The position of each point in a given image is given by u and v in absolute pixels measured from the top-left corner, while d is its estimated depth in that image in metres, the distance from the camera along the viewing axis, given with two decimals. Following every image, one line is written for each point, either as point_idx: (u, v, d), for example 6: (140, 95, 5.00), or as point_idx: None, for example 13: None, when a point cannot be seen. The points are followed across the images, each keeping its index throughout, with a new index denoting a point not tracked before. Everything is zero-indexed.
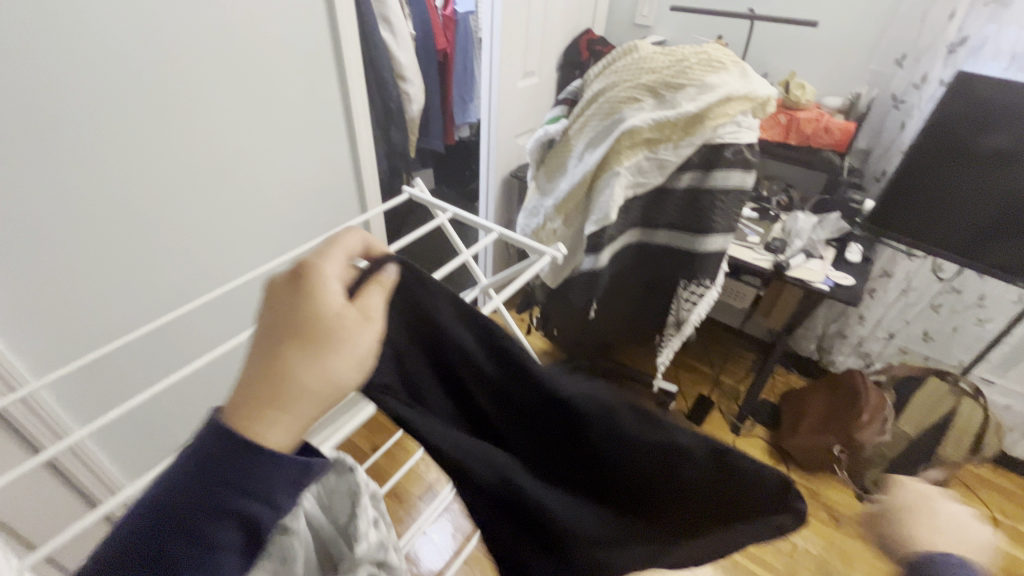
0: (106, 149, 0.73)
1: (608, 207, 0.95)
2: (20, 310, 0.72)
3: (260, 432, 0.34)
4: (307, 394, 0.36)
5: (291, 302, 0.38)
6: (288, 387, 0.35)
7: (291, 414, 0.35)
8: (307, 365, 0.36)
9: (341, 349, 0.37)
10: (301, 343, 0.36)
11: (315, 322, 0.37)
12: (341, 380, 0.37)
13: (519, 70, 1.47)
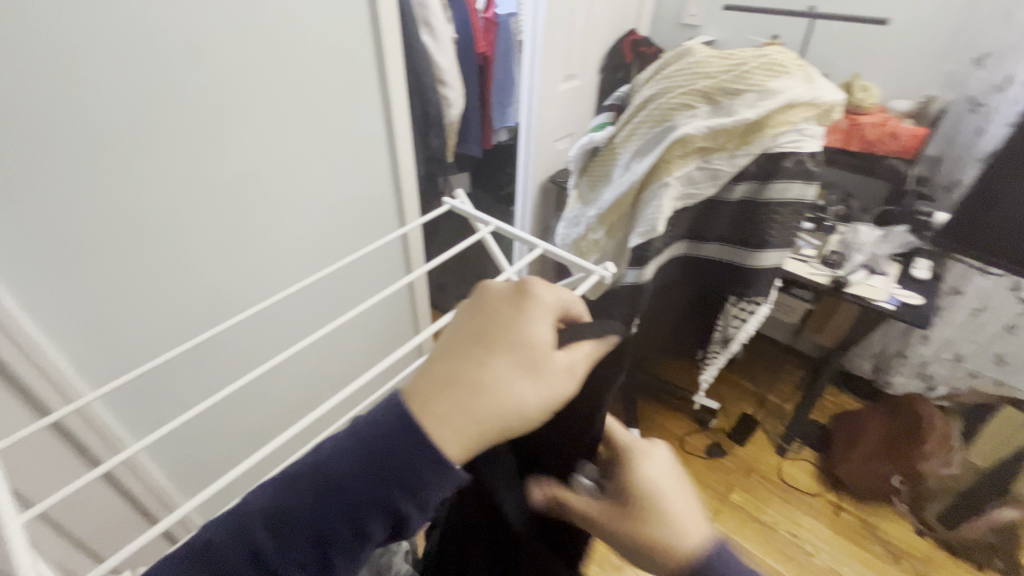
0: (155, 159, 0.73)
1: (655, 219, 0.90)
2: (72, 317, 0.73)
3: (437, 424, 0.35)
4: (493, 411, 0.37)
5: (511, 319, 0.42)
6: (479, 398, 0.37)
7: (469, 423, 0.36)
8: (500, 380, 0.38)
9: (536, 382, 0.38)
10: (506, 360, 0.39)
11: (524, 345, 0.40)
12: (522, 409, 0.38)
13: (560, 73, 1.43)
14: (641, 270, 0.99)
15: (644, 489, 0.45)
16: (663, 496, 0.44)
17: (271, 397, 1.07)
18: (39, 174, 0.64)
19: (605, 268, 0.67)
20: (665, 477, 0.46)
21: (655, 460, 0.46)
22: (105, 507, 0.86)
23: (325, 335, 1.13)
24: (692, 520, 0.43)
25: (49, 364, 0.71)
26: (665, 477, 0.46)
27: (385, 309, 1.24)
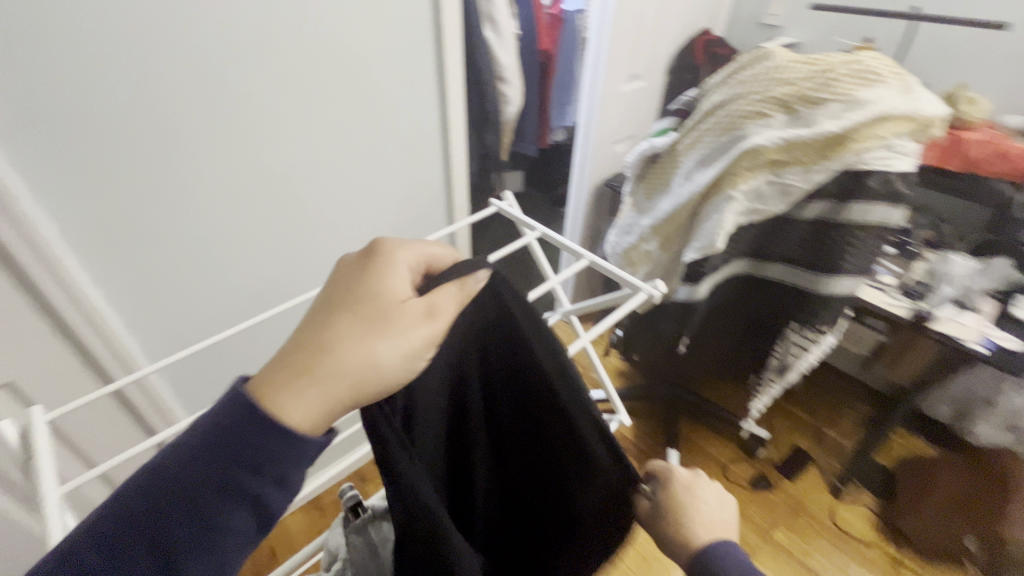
0: (217, 145, 0.76)
1: (715, 235, 0.84)
2: (137, 292, 0.78)
3: (283, 405, 0.34)
4: (343, 378, 0.36)
5: (357, 280, 0.40)
6: (325, 364, 0.36)
7: (320, 392, 0.35)
8: (346, 346, 0.36)
9: (391, 337, 0.37)
10: (359, 322, 0.37)
11: (375, 303, 0.38)
12: (381, 369, 0.37)
13: (624, 73, 1.38)
14: (694, 286, 0.93)
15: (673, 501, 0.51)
16: (697, 506, 0.51)
17: None
18: (112, 156, 0.67)
19: (651, 287, 0.62)
20: (711, 496, 0.52)
21: (705, 484, 0.53)
22: None
23: None
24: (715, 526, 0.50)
25: (114, 335, 0.76)
26: (713, 500, 0.52)
27: None
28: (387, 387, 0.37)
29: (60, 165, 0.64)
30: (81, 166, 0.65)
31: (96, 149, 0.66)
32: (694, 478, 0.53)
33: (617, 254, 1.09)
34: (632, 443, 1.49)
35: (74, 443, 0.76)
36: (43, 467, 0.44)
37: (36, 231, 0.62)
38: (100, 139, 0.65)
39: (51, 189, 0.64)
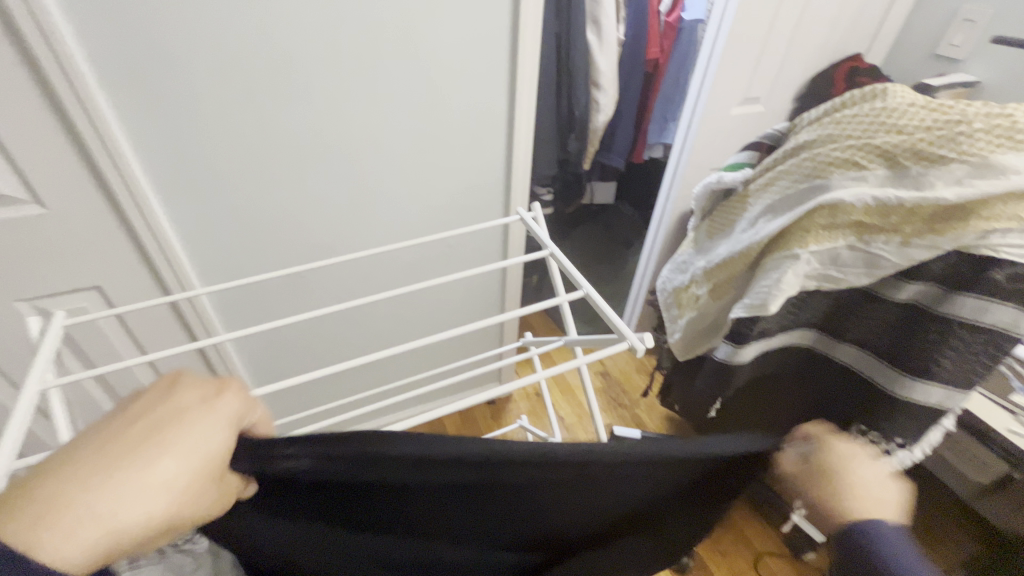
0: (285, 116, 0.81)
1: (768, 296, 0.71)
2: (203, 233, 0.88)
3: (53, 549, 0.26)
4: (94, 513, 0.27)
5: (207, 415, 0.33)
6: (85, 494, 0.27)
7: (56, 534, 0.26)
8: (117, 477, 0.28)
9: (168, 484, 0.29)
10: (153, 451, 0.30)
11: (176, 434, 0.31)
12: (140, 517, 0.28)
13: (738, 95, 1.23)
14: (738, 347, 0.80)
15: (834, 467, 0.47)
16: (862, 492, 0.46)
17: (346, 344, 1.15)
18: (192, 113, 0.76)
19: (637, 338, 0.54)
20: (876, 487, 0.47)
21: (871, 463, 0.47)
22: None
23: (409, 308, 1.16)
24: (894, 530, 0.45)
25: (179, 264, 0.88)
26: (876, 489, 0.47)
27: (473, 301, 1.24)
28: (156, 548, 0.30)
29: (149, 114, 0.73)
30: (167, 118, 0.75)
31: (181, 106, 0.75)
32: (853, 452, 0.48)
33: (666, 291, 0.98)
34: None
35: (134, 335, 0.93)
36: (43, 360, 0.51)
37: (124, 161, 0.74)
38: (185, 97, 0.74)
39: (141, 133, 0.75)
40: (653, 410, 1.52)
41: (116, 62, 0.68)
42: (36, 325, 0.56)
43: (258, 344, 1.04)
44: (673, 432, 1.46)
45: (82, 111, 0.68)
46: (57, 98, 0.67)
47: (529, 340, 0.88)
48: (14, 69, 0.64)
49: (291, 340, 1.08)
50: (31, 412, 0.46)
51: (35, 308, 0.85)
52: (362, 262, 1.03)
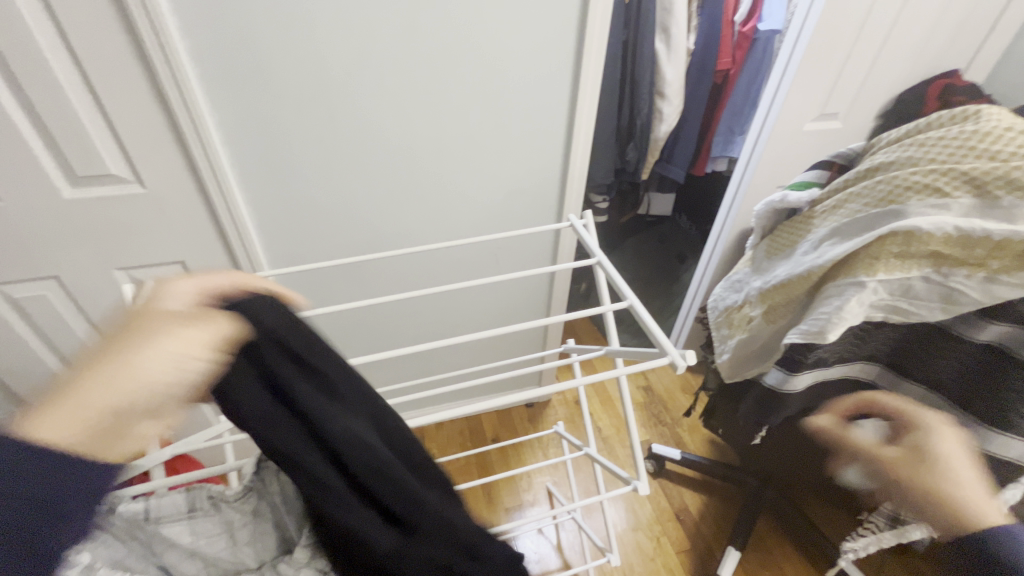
0: (355, 113, 0.86)
1: (827, 323, 0.67)
2: (274, 219, 0.95)
3: (44, 428, 0.27)
4: (99, 388, 0.29)
5: (148, 304, 0.35)
6: (84, 375, 0.29)
7: (51, 417, 0.27)
8: (102, 356, 0.31)
9: (165, 341, 0.31)
10: (125, 333, 0.32)
11: (137, 318, 0.34)
12: (136, 377, 0.30)
13: (813, 110, 1.17)
14: (789, 374, 0.76)
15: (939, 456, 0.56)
16: (946, 450, 0.57)
17: (394, 334, 1.20)
18: (274, 109, 0.82)
19: (679, 355, 0.53)
20: (958, 451, 0.56)
21: (936, 416, 0.61)
22: None
23: (456, 305, 1.19)
24: (977, 489, 0.54)
25: (251, 246, 0.95)
26: (957, 453, 0.56)
27: (519, 303, 1.25)
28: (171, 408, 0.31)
29: (237, 108, 0.80)
30: (252, 112, 0.81)
31: (264, 101, 0.81)
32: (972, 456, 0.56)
33: (717, 310, 0.94)
34: (692, 519, 1.27)
35: None
36: None
37: (213, 149, 0.81)
38: (269, 93, 0.80)
39: (228, 125, 0.82)
40: (695, 432, 1.47)
41: (212, 59, 0.75)
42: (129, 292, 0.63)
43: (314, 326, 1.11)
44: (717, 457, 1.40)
45: (181, 102, 0.76)
46: (162, 89, 0.75)
47: (570, 346, 0.88)
48: (129, 63, 0.72)
49: (343, 325, 1.13)
50: None
51: (129, 276, 0.95)
52: (415, 257, 1.07)
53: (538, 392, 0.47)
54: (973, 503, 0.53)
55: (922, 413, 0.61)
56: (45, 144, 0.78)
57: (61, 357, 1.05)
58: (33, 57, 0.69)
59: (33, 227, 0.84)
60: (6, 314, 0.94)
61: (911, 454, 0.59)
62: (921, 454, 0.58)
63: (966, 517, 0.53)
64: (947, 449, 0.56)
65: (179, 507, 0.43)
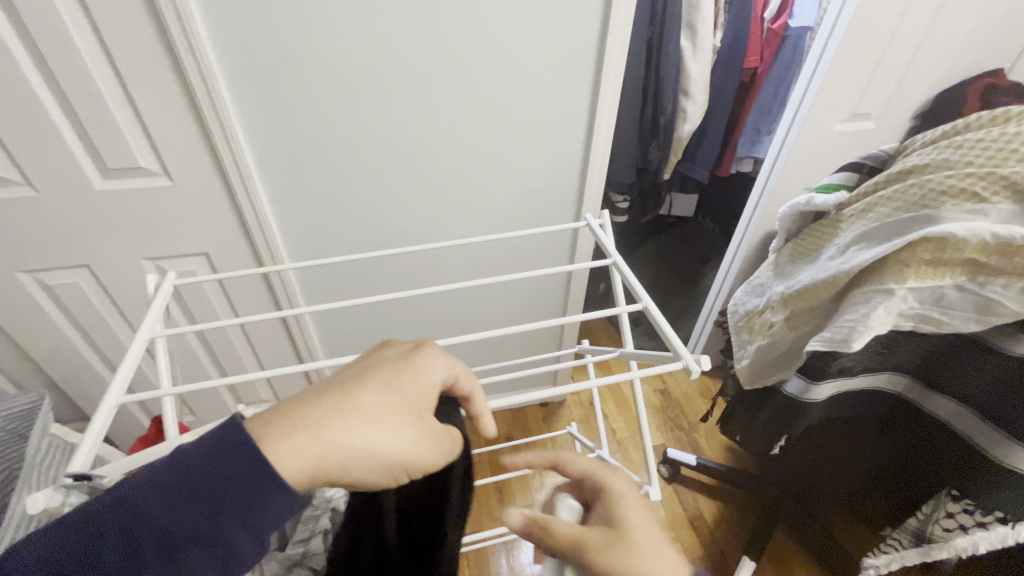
0: (376, 110, 0.86)
1: (852, 331, 0.65)
2: (295, 214, 0.96)
3: (275, 449, 0.32)
4: (336, 449, 0.33)
5: (394, 362, 0.39)
6: (339, 424, 0.33)
7: (286, 442, 0.32)
8: (359, 412, 0.34)
9: (386, 421, 0.35)
10: (382, 402, 0.36)
11: (399, 390, 0.37)
12: (363, 461, 0.34)
13: (845, 110, 1.13)
14: (810, 383, 0.75)
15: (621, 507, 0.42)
16: (635, 519, 0.41)
17: (410, 330, 1.20)
18: (297, 105, 0.83)
19: (693, 360, 0.51)
20: (637, 504, 0.43)
21: (626, 477, 0.45)
22: (280, 346, 1.16)
23: (473, 302, 1.19)
24: (663, 552, 0.39)
25: (272, 239, 0.96)
26: (638, 508, 0.43)
27: (535, 302, 1.24)
28: (359, 481, 0.34)
29: (261, 104, 0.82)
30: (276, 108, 0.82)
31: (288, 97, 0.82)
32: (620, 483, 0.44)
33: (737, 314, 0.92)
34: (706, 526, 1.25)
35: (230, 299, 1.04)
36: (153, 311, 0.60)
37: (237, 144, 0.83)
38: (292, 89, 0.81)
39: (253, 121, 0.83)
40: (712, 438, 1.44)
41: (238, 56, 0.76)
42: (151, 282, 0.65)
43: (332, 320, 1.12)
44: (734, 464, 1.37)
45: (207, 97, 0.77)
46: (189, 84, 0.77)
47: (584, 346, 0.87)
48: (159, 59, 0.74)
49: (360, 319, 1.15)
50: (138, 355, 0.54)
51: (156, 265, 0.98)
52: (432, 253, 1.07)
53: (548, 392, 0.46)
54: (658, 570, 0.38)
55: (615, 475, 0.45)
56: (78, 137, 0.80)
57: (91, 342, 1.09)
58: (70, 53, 0.72)
59: (66, 216, 0.87)
60: (40, 299, 0.98)
61: (606, 536, 0.40)
62: (616, 536, 0.40)
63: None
64: (640, 522, 0.41)
65: None
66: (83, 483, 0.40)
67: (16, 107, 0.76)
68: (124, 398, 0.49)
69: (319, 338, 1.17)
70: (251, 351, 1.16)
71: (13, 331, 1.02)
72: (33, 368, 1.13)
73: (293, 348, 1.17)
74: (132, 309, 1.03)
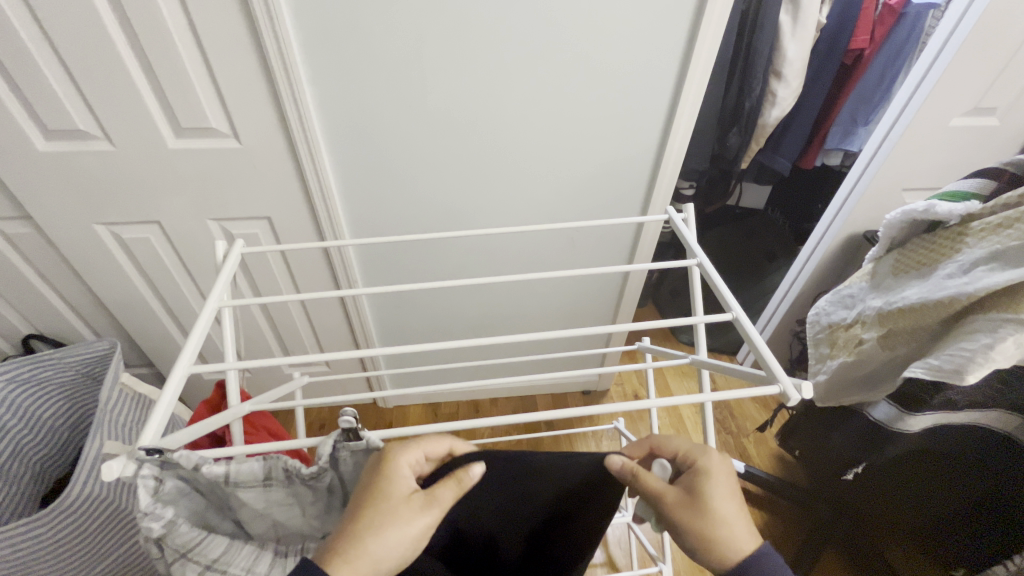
0: (446, 79, 0.81)
1: (966, 360, 0.57)
2: (357, 188, 0.94)
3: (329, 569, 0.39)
4: (369, 562, 0.39)
5: (376, 470, 0.43)
6: (357, 542, 0.40)
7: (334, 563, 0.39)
8: (362, 529, 0.40)
9: (388, 529, 0.40)
10: (373, 511, 0.41)
11: (383, 497, 0.41)
12: (391, 561, 0.40)
13: (967, 103, 0.98)
14: (904, 412, 0.71)
15: (710, 489, 0.42)
16: (720, 496, 0.42)
17: (463, 313, 1.18)
18: (367, 73, 0.79)
19: (793, 386, 0.46)
20: (728, 482, 0.43)
21: (721, 458, 0.44)
22: (333, 320, 1.16)
23: (527, 291, 1.15)
24: (739, 524, 0.41)
25: (333, 210, 0.95)
26: (726, 485, 0.43)
27: (592, 294, 1.19)
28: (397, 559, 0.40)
29: (330, 70, 0.78)
30: (344, 76, 0.79)
31: (358, 65, 0.78)
32: (717, 464, 0.44)
33: (818, 325, 0.83)
34: None
35: (290, 268, 1.05)
36: (222, 280, 0.59)
37: (304, 107, 0.80)
38: (362, 55, 0.77)
39: (322, 87, 0.80)
40: (762, 445, 1.37)
41: (310, 15, 0.72)
42: (222, 248, 0.64)
43: (387, 299, 1.11)
44: (785, 475, 1.30)
45: (279, 58, 0.75)
46: (262, 44, 0.74)
47: (648, 344, 0.82)
48: (235, 18, 0.72)
49: (413, 301, 1.13)
50: (207, 325, 0.54)
51: (221, 228, 0.99)
52: (491, 236, 1.03)
53: (622, 404, 0.43)
54: (731, 532, 0.41)
55: (707, 453, 0.44)
56: (156, 96, 0.81)
57: (159, 296, 1.13)
58: (150, 9, 0.71)
59: (141, 174, 0.89)
60: (115, 252, 1.02)
61: (685, 501, 0.42)
62: (698, 504, 0.42)
63: (722, 546, 0.41)
64: (724, 495, 0.42)
65: (256, 475, 0.43)
66: (156, 457, 0.40)
67: (100, 63, 0.76)
68: (193, 367, 0.49)
69: (372, 315, 1.15)
70: (307, 321, 1.18)
71: (90, 280, 1.06)
72: (107, 317, 1.19)
73: (346, 321, 1.17)
74: (198, 268, 1.06)
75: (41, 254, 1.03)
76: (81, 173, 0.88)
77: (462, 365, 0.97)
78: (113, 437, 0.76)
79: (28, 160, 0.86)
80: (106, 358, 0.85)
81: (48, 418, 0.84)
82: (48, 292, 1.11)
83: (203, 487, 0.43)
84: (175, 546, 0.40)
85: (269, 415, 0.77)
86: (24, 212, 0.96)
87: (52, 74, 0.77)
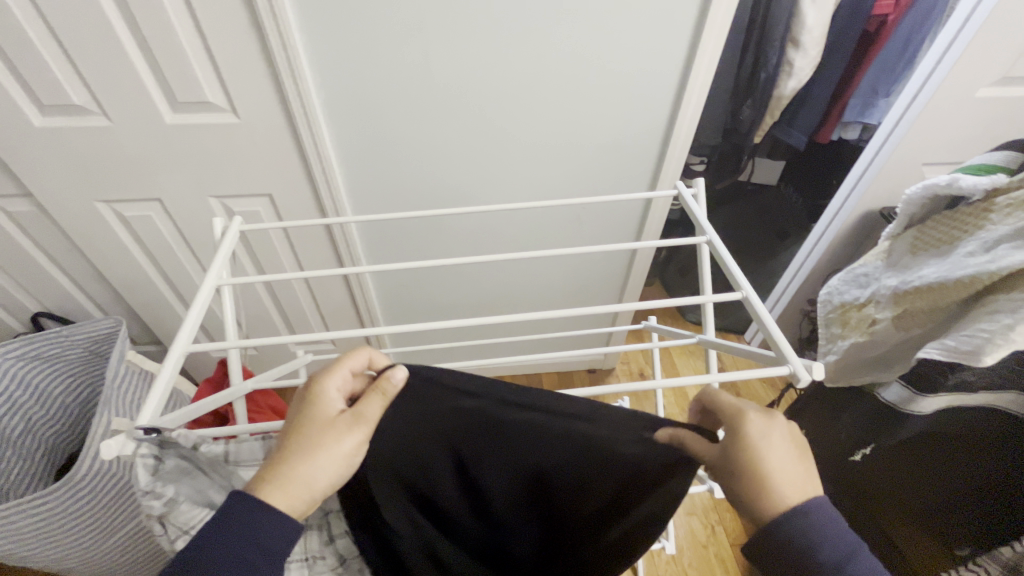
0: (448, 48, 0.78)
1: (984, 342, 0.55)
2: (359, 163, 0.92)
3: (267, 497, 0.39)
4: (303, 483, 0.40)
5: (300, 409, 0.43)
6: (285, 469, 0.40)
7: (269, 490, 0.39)
8: (290, 456, 0.40)
9: (318, 457, 0.40)
10: (298, 433, 0.41)
11: (311, 425, 0.41)
12: (327, 481, 0.41)
13: (997, 71, 0.93)
14: (915, 393, 0.69)
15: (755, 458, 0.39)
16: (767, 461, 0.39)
17: (466, 291, 1.17)
18: (366, 43, 0.76)
19: (802, 366, 0.44)
20: (777, 446, 0.40)
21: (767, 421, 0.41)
22: (337, 298, 1.16)
23: (531, 269, 1.14)
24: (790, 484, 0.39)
25: (334, 187, 0.93)
26: (777, 448, 0.40)
27: (598, 273, 1.17)
28: (333, 480, 0.41)
29: (330, 40, 0.75)
30: (343, 45, 0.76)
31: (357, 33, 0.75)
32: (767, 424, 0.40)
33: (830, 304, 0.81)
34: None
35: (293, 246, 1.04)
36: (219, 258, 0.58)
37: (303, 80, 0.78)
38: (361, 24, 0.74)
39: (320, 58, 0.77)
40: None
41: None
42: (219, 226, 0.62)
43: (390, 278, 1.10)
44: None
45: (274, 26, 0.72)
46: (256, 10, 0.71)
47: (653, 323, 0.80)
48: None
49: (417, 279, 1.11)
50: (204, 306, 0.53)
51: (222, 205, 0.98)
52: (494, 213, 1.01)
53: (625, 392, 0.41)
54: (772, 487, 0.39)
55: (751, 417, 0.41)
56: (149, 68, 0.78)
57: (163, 274, 1.13)
58: None
59: (139, 150, 0.88)
60: (116, 228, 1.01)
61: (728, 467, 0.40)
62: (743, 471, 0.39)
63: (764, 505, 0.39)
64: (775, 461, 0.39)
65: (255, 453, 0.46)
66: (155, 436, 0.40)
67: (90, 34, 0.74)
68: (190, 347, 0.48)
69: (377, 294, 1.15)
70: (311, 299, 1.17)
71: (93, 258, 1.06)
72: (112, 294, 1.19)
73: (351, 299, 1.17)
74: (201, 247, 1.06)
75: (44, 230, 1.02)
76: (78, 149, 0.87)
77: (467, 343, 0.96)
78: (120, 411, 0.76)
79: (25, 136, 0.85)
80: (111, 338, 0.83)
81: (59, 394, 0.84)
82: (52, 269, 1.11)
83: (204, 465, 0.43)
84: (177, 524, 0.41)
85: (274, 394, 0.77)
86: (24, 189, 0.95)
87: (42, 43, 0.75)
